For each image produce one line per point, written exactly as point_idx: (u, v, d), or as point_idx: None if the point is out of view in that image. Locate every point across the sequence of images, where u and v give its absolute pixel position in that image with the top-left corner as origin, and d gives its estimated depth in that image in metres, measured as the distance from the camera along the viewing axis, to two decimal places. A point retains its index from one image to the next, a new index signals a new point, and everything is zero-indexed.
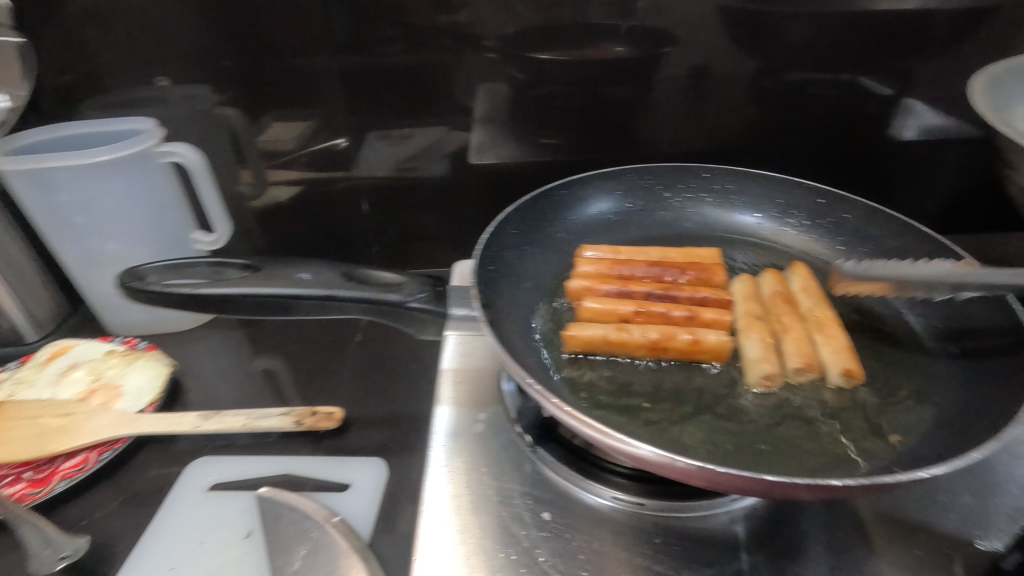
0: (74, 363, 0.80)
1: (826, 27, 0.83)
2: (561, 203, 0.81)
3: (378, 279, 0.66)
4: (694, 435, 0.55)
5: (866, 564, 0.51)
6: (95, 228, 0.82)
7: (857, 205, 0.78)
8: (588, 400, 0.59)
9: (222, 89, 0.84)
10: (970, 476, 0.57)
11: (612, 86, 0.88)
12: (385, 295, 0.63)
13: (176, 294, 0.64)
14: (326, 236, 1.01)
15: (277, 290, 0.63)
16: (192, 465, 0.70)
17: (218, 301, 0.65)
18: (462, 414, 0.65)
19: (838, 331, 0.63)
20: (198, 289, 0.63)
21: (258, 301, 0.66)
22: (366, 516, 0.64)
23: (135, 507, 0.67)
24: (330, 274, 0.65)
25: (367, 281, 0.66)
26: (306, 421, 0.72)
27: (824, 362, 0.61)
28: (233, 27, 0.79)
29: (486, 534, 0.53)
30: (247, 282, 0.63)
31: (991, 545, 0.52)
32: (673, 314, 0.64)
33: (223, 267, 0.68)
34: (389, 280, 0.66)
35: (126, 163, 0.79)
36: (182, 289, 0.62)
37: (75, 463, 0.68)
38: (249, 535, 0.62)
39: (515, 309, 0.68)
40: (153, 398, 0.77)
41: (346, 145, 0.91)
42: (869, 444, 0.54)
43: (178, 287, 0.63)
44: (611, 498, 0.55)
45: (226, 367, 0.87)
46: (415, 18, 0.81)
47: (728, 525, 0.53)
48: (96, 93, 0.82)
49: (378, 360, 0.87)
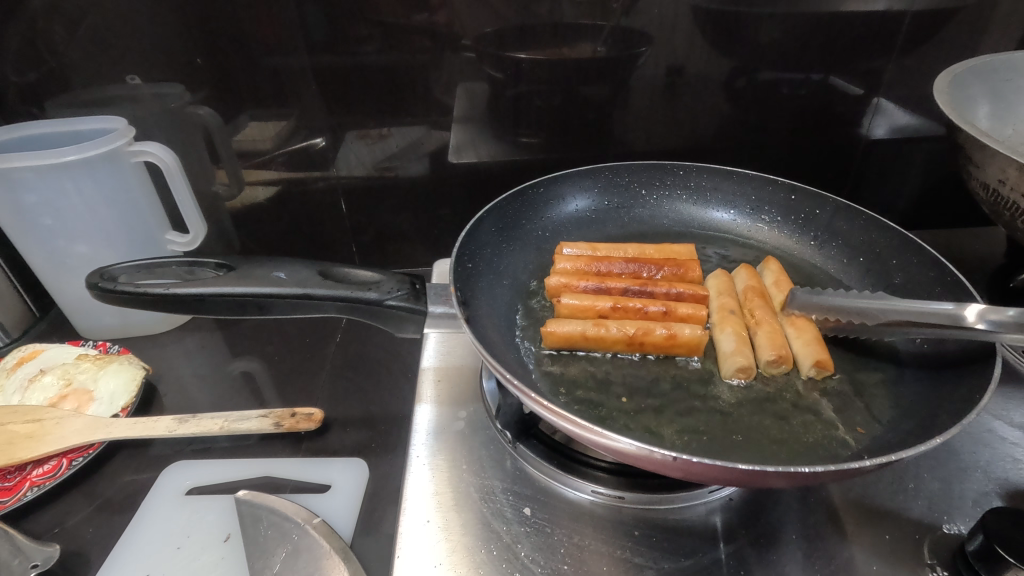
0: (43, 368, 0.78)
1: (796, 27, 0.85)
2: (539, 201, 0.82)
3: (357, 278, 0.66)
4: (671, 428, 0.56)
5: (840, 550, 0.52)
6: (64, 229, 0.80)
7: (829, 200, 0.80)
8: (567, 395, 0.59)
9: (194, 87, 0.82)
10: (937, 463, 0.59)
11: (589, 85, 0.89)
12: (364, 293, 0.63)
13: (148, 295, 0.62)
14: (304, 236, 1.00)
15: (255, 289, 0.62)
16: (169, 469, 0.69)
17: (193, 302, 0.63)
18: (442, 413, 0.65)
19: (810, 323, 0.64)
20: (170, 289, 0.61)
21: (234, 301, 0.63)
22: (348, 516, 0.63)
23: (109, 514, 0.66)
24: (306, 273, 0.65)
25: (346, 280, 0.66)
26: (286, 422, 0.71)
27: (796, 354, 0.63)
28: (204, 24, 0.77)
29: (467, 531, 0.53)
30: (221, 282, 0.62)
31: (958, 529, 0.53)
32: (649, 309, 0.65)
33: (198, 267, 0.67)
34: (367, 278, 0.66)
35: (96, 163, 0.77)
36: (154, 289, 0.61)
37: (46, 470, 0.66)
38: (229, 539, 0.61)
39: (494, 306, 0.68)
40: (126, 402, 0.76)
41: (323, 144, 0.90)
42: (841, 434, 0.55)
43: (149, 288, 0.61)
44: (591, 492, 0.56)
45: (202, 369, 0.86)
46: (391, 16, 0.80)
47: (706, 516, 0.54)
48: (62, 92, 0.80)
49: (358, 360, 0.87)
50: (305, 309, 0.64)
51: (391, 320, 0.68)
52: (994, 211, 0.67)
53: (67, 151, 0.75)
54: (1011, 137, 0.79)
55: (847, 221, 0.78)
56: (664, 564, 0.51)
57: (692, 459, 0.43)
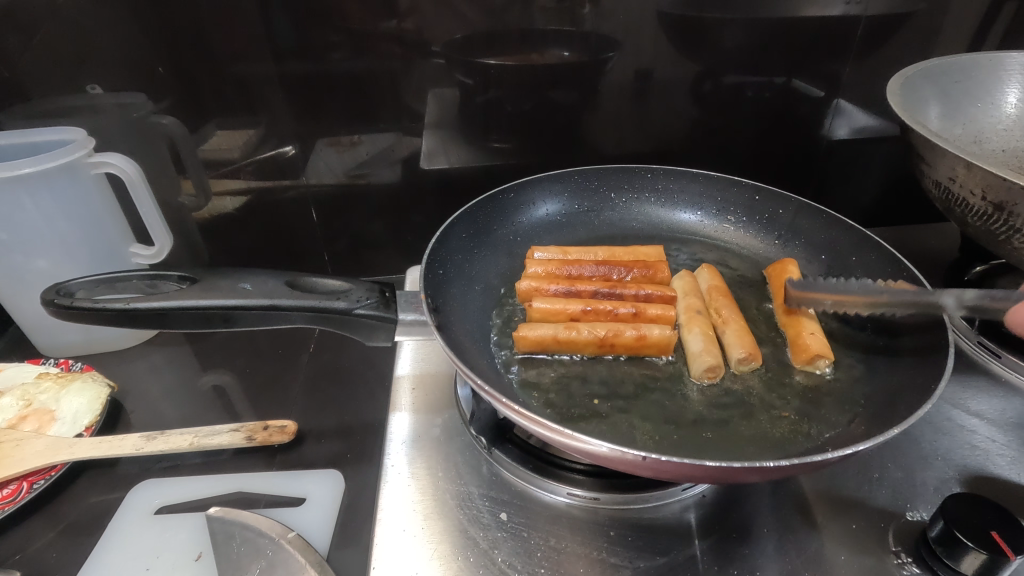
0: (2, 389, 0.76)
1: (758, 33, 0.87)
2: (510, 206, 0.82)
3: (324, 287, 0.66)
4: (643, 427, 0.57)
5: (809, 541, 0.53)
6: (21, 244, 0.77)
7: (791, 200, 0.82)
8: (541, 399, 0.59)
9: (158, 96, 0.81)
10: (899, 453, 0.60)
11: (558, 90, 0.90)
12: (332, 302, 0.63)
13: (107, 310, 0.60)
14: (274, 246, 0.99)
15: (219, 301, 0.61)
16: (137, 488, 0.67)
17: (156, 316, 0.62)
18: (418, 420, 0.65)
19: (736, 316, 0.67)
20: (130, 304, 0.59)
21: (199, 314, 0.61)
22: (323, 529, 0.62)
23: (74, 537, 0.64)
24: (273, 284, 0.64)
25: (313, 290, 0.65)
26: (258, 435, 0.70)
27: (728, 345, 0.65)
28: (169, 33, 0.76)
29: (444, 539, 0.53)
30: (185, 294, 0.61)
31: (920, 516, 0.55)
32: (620, 311, 0.66)
33: (159, 280, 0.66)
34: (335, 287, 0.66)
35: (53, 175, 0.75)
36: (111, 305, 0.59)
37: (5, 494, 0.64)
38: (200, 557, 0.59)
39: (467, 312, 0.68)
40: (91, 421, 0.73)
41: (293, 153, 0.90)
42: (808, 427, 0.57)
43: (109, 303, 0.59)
44: (567, 494, 0.56)
45: (170, 385, 0.84)
46: (358, 24, 0.80)
47: (680, 514, 0.55)
48: (18, 102, 0.77)
49: (332, 371, 0.86)
50: (275, 320, 0.63)
51: (361, 328, 0.66)
52: (946, 207, 0.70)
53: (22, 164, 0.72)
54: (960, 136, 0.83)
55: (809, 220, 0.80)
56: (640, 563, 0.51)
57: (662, 458, 0.44)
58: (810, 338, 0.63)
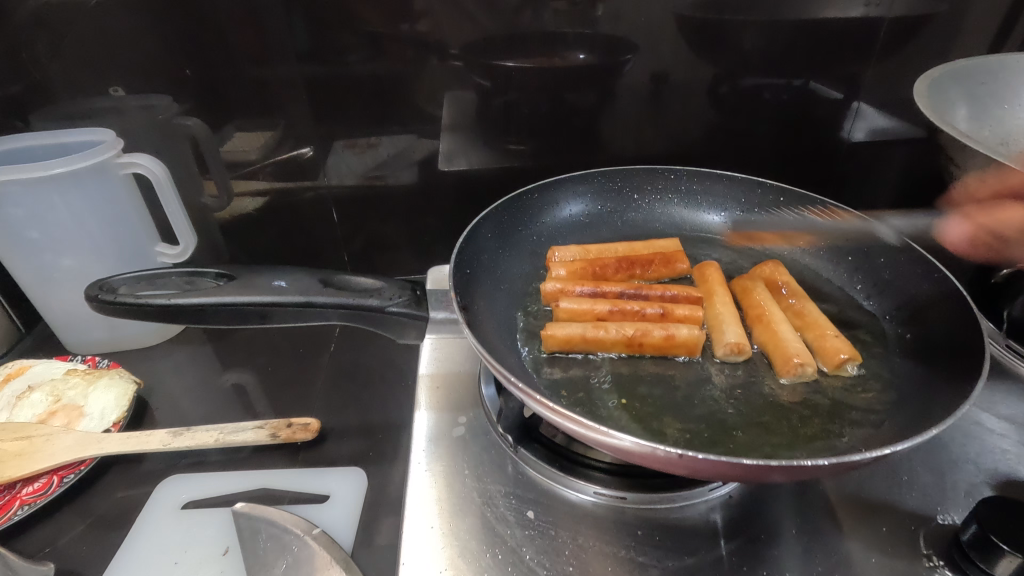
0: (31, 385, 0.77)
1: (776, 34, 0.87)
2: (534, 206, 0.82)
3: (358, 284, 0.67)
4: (673, 426, 0.57)
5: (837, 544, 0.53)
6: (52, 243, 0.79)
7: (817, 201, 0.81)
8: (570, 398, 0.59)
9: (182, 98, 0.82)
10: (929, 457, 0.60)
11: (576, 93, 0.90)
12: (364, 299, 0.63)
13: (149, 306, 0.61)
14: (294, 245, 1.00)
15: (254, 298, 0.61)
16: (163, 484, 0.68)
17: (195, 312, 0.62)
18: (441, 418, 0.65)
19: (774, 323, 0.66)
20: (173, 299, 0.61)
21: (238, 311, 0.62)
22: (347, 525, 0.63)
23: (102, 530, 0.65)
24: (308, 281, 0.65)
25: (346, 287, 0.66)
26: (283, 433, 0.71)
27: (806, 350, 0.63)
28: (191, 34, 0.77)
29: (471, 536, 0.53)
30: (222, 290, 0.61)
31: (952, 520, 0.54)
32: (647, 311, 0.65)
33: (197, 277, 0.66)
34: (368, 285, 0.67)
35: (84, 176, 0.76)
36: (155, 299, 0.60)
37: (36, 487, 0.65)
38: (228, 552, 0.60)
39: (494, 311, 0.68)
40: (118, 417, 0.74)
41: (311, 154, 0.91)
42: (840, 428, 0.56)
43: (153, 298, 0.60)
44: (593, 493, 0.56)
45: (192, 383, 0.85)
46: (378, 27, 0.81)
47: (706, 514, 0.55)
48: (47, 104, 0.79)
49: (351, 370, 0.87)
50: (308, 317, 0.64)
51: (396, 325, 0.69)
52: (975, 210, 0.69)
53: (54, 164, 0.74)
54: (987, 138, 0.82)
55: (836, 222, 0.80)
56: (668, 563, 0.51)
57: (698, 455, 0.44)
58: (836, 341, 0.62)
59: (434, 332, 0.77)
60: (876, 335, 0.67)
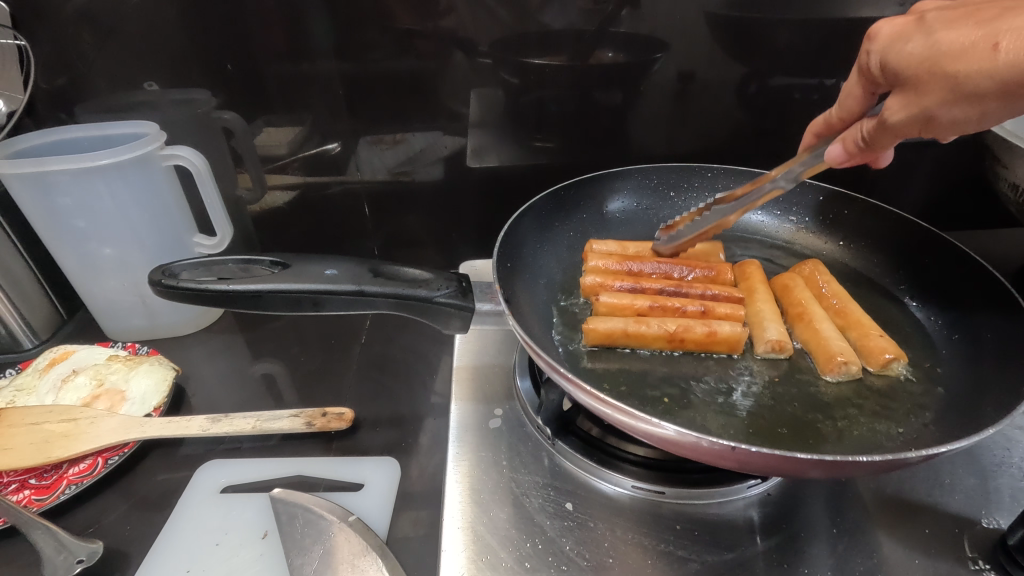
0: (75, 369, 0.80)
1: (811, 33, 0.86)
2: (569, 202, 0.83)
3: (406, 275, 0.67)
4: (715, 421, 0.57)
5: (878, 544, 0.52)
6: (96, 232, 0.81)
7: (857, 201, 0.80)
8: (611, 390, 0.60)
9: (220, 93, 0.84)
10: (971, 460, 0.59)
11: (607, 91, 0.90)
12: (414, 290, 0.64)
13: (205, 291, 0.62)
14: (326, 239, 1.02)
15: (307, 286, 0.63)
16: (202, 468, 0.70)
17: (250, 298, 0.63)
18: (477, 410, 0.66)
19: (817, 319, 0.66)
20: (229, 285, 0.62)
21: (291, 298, 0.63)
22: (382, 512, 0.64)
23: (143, 511, 0.66)
24: (357, 269, 0.66)
25: (396, 278, 0.66)
26: (317, 422, 0.72)
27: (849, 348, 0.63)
28: (231, 30, 0.79)
29: (510, 525, 0.53)
30: (277, 278, 0.63)
31: (997, 524, 0.54)
32: (688, 308, 0.66)
33: (251, 265, 0.68)
34: (416, 276, 0.67)
35: (128, 167, 0.78)
36: (213, 286, 0.61)
37: (81, 468, 0.67)
38: (266, 535, 0.62)
39: (534, 304, 0.69)
40: (159, 403, 0.76)
41: (338, 150, 0.93)
42: (885, 428, 0.56)
43: (209, 284, 0.62)
44: (631, 487, 0.56)
45: (227, 371, 0.87)
46: (413, 24, 0.82)
47: (744, 511, 0.55)
48: (93, 97, 0.81)
49: (381, 362, 0.88)
50: (358, 306, 0.65)
51: (437, 316, 0.68)
52: None
53: (101, 156, 0.75)
54: None
55: (877, 221, 0.79)
56: (707, 558, 0.51)
57: (750, 449, 0.44)
58: (881, 340, 0.62)
59: (479, 323, 0.79)
60: (906, 335, 0.68)
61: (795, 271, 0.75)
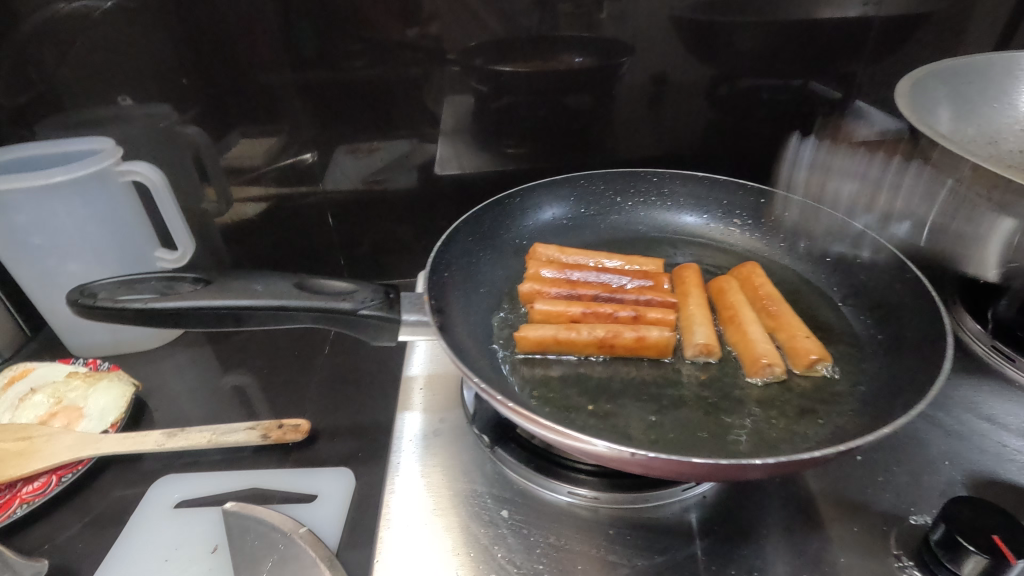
0: (34, 387, 0.80)
1: (773, 35, 0.87)
2: (515, 210, 0.84)
3: (331, 288, 0.67)
4: (638, 426, 0.57)
5: (812, 543, 0.53)
6: (54, 250, 0.82)
7: (795, 202, 0.82)
8: (539, 398, 0.60)
9: (183, 106, 0.84)
10: (910, 459, 0.60)
11: (572, 97, 0.91)
12: (337, 303, 0.63)
13: (128, 309, 0.63)
14: (293, 250, 1.02)
15: (231, 301, 0.63)
16: (156, 484, 0.70)
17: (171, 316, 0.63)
18: (426, 419, 0.66)
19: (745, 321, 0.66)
20: (150, 303, 0.62)
21: (213, 314, 0.63)
22: (333, 524, 0.64)
23: (98, 527, 0.66)
24: (282, 285, 0.66)
25: (321, 291, 0.66)
26: (273, 434, 0.72)
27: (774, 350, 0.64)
28: (195, 43, 0.79)
29: (446, 533, 0.54)
30: (198, 295, 0.63)
31: (924, 520, 0.54)
32: (620, 314, 0.65)
33: (174, 282, 0.67)
34: (342, 288, 0.67)
35: (84, 183, 0.79)
36: (132, 303, 0.62)
37: (36, 486, 0.67)
38: (215, 550, 0.62)
39: (471, 314, 0.70)
40: (116, 418, 0.76)
41: (313, 160, 0.92)
42: (805, 428, 0.57)
43: (130, 302, 0.62)
44: (568, 493, 0.57)
45: (194, 384, 0.87)
46: (373, 34, 0.83)
47: (681, 514, 0.55)
48: (55, 114, 0.82)
49: (346, 372, 0.88)
50: (282, 321, 0.65)
51: (365, 329, 0.66)
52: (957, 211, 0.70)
53: (56, 172, 0.76)
54: (974, 137, 0.83)
55: (814, 222, 0.81)
56: (637, 561, 0.52)
57: (649, 454, 0.45)
58: (806, 341, 0.62)
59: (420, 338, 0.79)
60: (847, 334, 0.68)
61: (732, 275, 0.75)
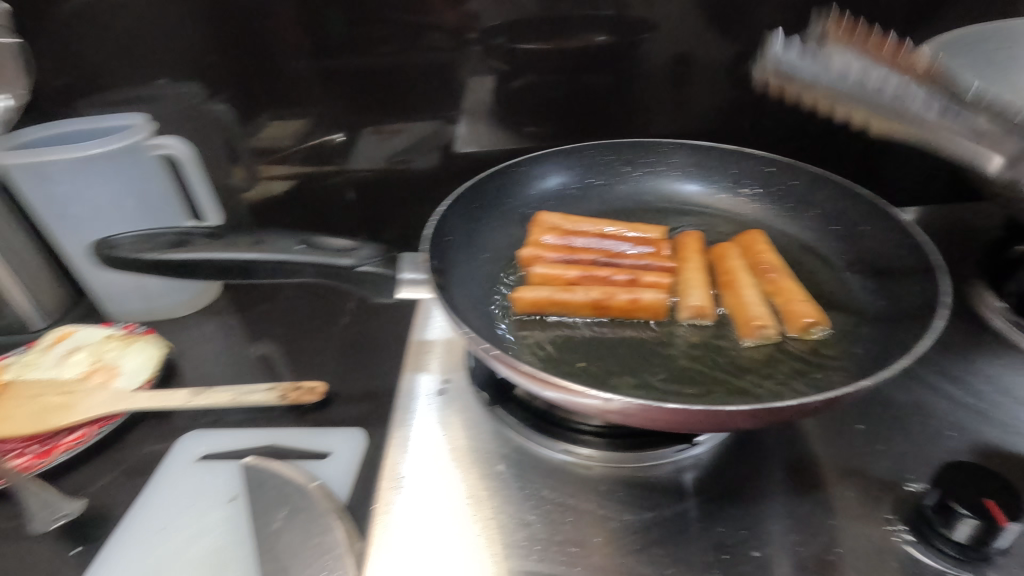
0: (75, 347, 0.85)
1: (800, 8, 0.85)
2: (521, 179, 0.85)
3: (330, 244, 0.70)
4: (624, 381, 0.59)
5: (802, 508, 0.54)
6: (93, 220, 0.87)
7: (804, 171, 0.81)
8: (533, 355, 0.62)
9: (213, 84, 0.87)
10: (910, 431, 0.60)
11: (592, 74, 0.91)
12: (335, 259, 0.68)
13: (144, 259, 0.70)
14: (315, 225, 1.05)
15: (236, 255, 0.69)
16: (182, 438, 0.74)
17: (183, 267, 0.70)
18: (432, 380, 0.69)
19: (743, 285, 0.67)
20: (162, 253, 0.70)
21: (220, 266, 0.70)
22: (344, 479, 0.67)
23: (130, 478, 0.71)
24: (286, 242, 0.70)
25: (321, 247, 0.70)
26: (290, 395, 0.76)
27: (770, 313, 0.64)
28: (224, 24, 0.82)
29: (445, 484, 0.57)
30: (206, 248, 0.69)
31: (918, 487, 0.55)
32: (616, 277, 0.68)
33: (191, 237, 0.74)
34: (341, 245, 0.70)
35: (118, 156, 0.83)
36: (148, 253, 0.69)
37: (76, 437, 0.73)
38: (233, 499, 0.66)
39: (471, 278, 0.72)
40: (148, 376, 0.81)
41: (343, 140, 0.94)
42: (794, 387, 0.58)
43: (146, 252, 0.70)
44: (563, 450, 0.59)
45: (221, 350, 0.92)
46: (395, 13, 0.84)
47: (674, 474, 0.57)
48: (94, 92, 0.86)
49: (362, 341, 0.91)
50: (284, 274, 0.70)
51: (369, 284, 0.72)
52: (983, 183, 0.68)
53: (92, 146, 0.80)
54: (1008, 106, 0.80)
55: (821, 191, 0.80)
56: (627, 517, 0.54)
57: (623, 400, 0.47)
58: (802, 304, 0.63)
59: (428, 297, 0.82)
60: (858, 307, 0.68)
61: (733, 241, 0.76)
